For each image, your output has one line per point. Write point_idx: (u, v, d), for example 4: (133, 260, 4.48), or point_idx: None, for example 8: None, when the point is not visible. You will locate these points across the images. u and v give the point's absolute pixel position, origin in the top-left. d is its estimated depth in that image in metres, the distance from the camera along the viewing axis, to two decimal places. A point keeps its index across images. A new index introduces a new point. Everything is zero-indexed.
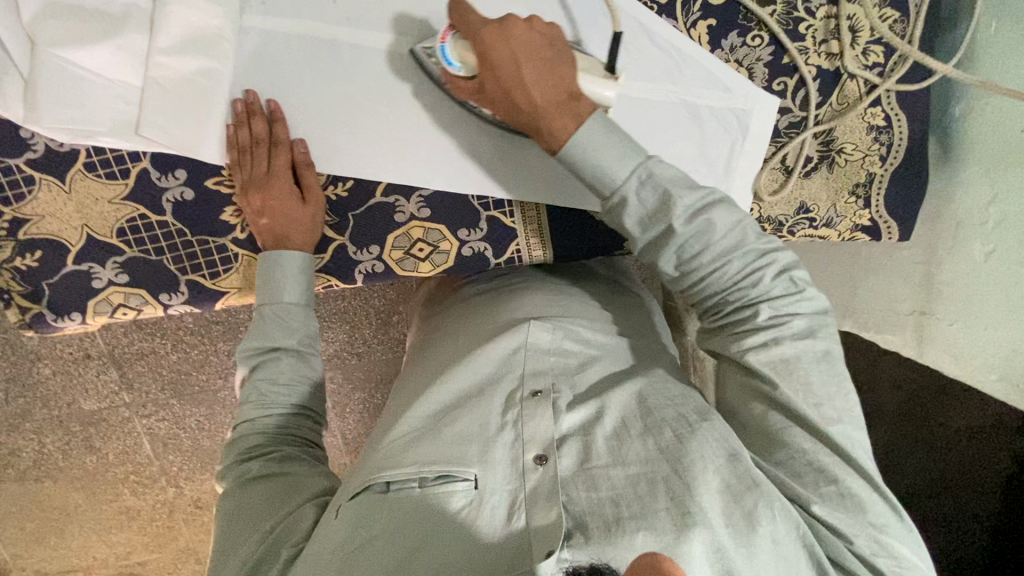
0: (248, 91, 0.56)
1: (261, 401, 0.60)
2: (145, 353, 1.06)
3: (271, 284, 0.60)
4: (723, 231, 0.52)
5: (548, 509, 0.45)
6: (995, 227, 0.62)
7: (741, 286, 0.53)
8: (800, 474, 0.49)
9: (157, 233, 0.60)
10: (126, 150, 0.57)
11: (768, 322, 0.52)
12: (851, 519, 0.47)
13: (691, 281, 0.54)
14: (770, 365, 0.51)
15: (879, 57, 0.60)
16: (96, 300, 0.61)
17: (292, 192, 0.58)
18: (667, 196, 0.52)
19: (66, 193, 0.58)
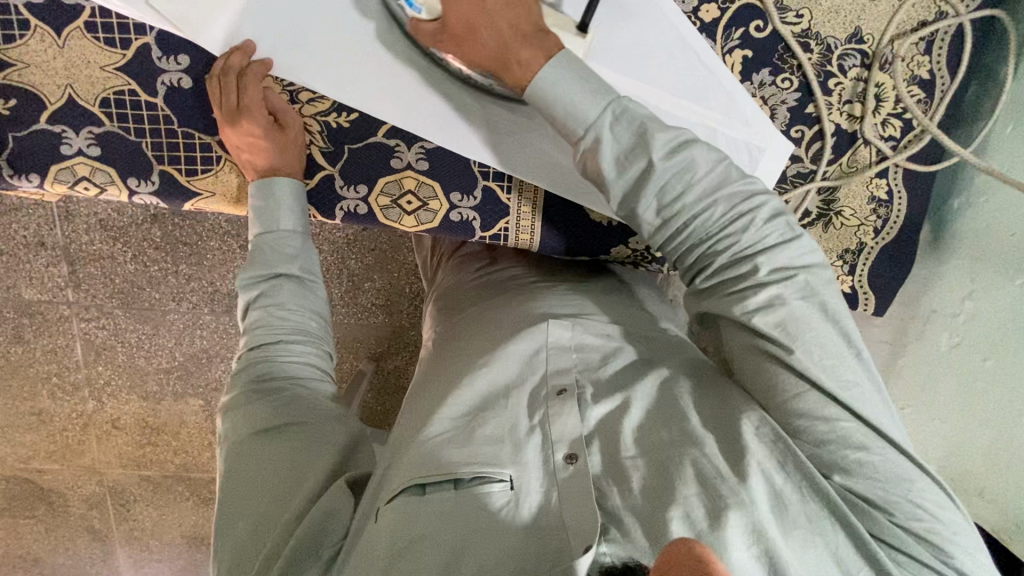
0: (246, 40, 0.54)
1: (267, 325, 0.60)
2: (102, 255, 1.01)
3: (268, 210, 0.60)
4: (704, 168, 0.48)
5: (585, 507, 0.43)
6: (966, 321, 0.64)
7: (729, 234, 0.48)
8: (818, 439, 0.44)
9: (141, 114, 0.58)
10: (132, 20, 0.54)
11: (768, 279, 0.47)
12: (873, 476, 0.43)
13: (673, 229, 0.49)
14: (778, 327, 0.45)
15: (896, 130, 0.61)
16: (59, 167, 0.58)
17: (267, 120, 0.56)
18: (643, 133, 0.48)
19: (59, 47, 0.55)
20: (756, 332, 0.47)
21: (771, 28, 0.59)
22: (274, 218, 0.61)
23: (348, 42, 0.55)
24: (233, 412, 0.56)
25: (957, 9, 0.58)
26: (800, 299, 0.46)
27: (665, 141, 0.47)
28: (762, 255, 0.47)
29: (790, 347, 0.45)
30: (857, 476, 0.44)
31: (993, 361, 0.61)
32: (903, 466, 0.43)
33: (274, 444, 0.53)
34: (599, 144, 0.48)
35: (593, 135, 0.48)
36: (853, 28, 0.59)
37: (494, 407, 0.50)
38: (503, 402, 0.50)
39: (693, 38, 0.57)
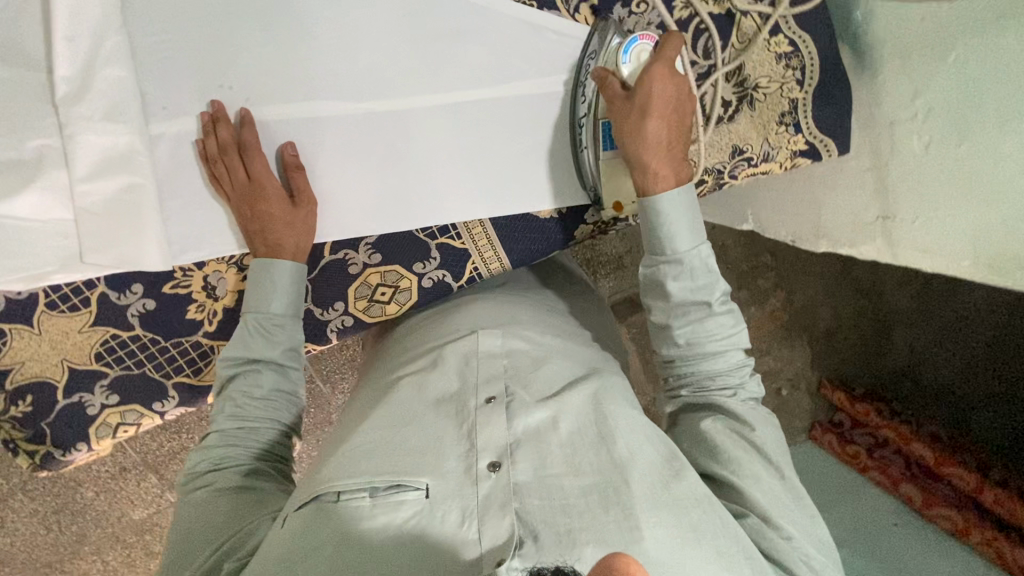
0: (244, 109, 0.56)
1: (237, 413, 0.58)
2: (176, 452, 1.09)
3: (260, 293, 0.58)
4: (734, 327, 0.59)
5: (502, 519, 0.43)
6: (925, 118, 0.61)
7: (726, 376, 0.58)
8: (772, 496, 0.51)
9: (132, 348, 0.62)
10: (79, 281, 0.59)
11: (741, 400, 0.57)
12: (804, 535, 0.51)
13: (692, 353, 0.59)
14: (748, 412, 0.56)
15: None
16: (96, 426, 0.64)
17: (280, 197, 0.57)
18: (713, 278, 0.59)
19: (38, 336, 0.60)
20: (736, 420, 0.55)
21: None
22: (264, 295, 0.58)
23: None
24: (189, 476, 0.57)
25: None
26: (766, 426, 0.56)
27: (722, 292, 0.59)
28: (736, 386, 0.58)
29: (757, 442, 0.54)
30: (790, 537, 0.50)
31: (967, 145, 0.58)
32: (807, 531, 0.51)
33: (218, 497, 0.54)
34: (672, 271, 0.58)
35: (677, 260, 0.58)
36: None
37: (422, 418, 0.51)
38: (429, 414, 0.52)
39: (540, 17, 0.60)
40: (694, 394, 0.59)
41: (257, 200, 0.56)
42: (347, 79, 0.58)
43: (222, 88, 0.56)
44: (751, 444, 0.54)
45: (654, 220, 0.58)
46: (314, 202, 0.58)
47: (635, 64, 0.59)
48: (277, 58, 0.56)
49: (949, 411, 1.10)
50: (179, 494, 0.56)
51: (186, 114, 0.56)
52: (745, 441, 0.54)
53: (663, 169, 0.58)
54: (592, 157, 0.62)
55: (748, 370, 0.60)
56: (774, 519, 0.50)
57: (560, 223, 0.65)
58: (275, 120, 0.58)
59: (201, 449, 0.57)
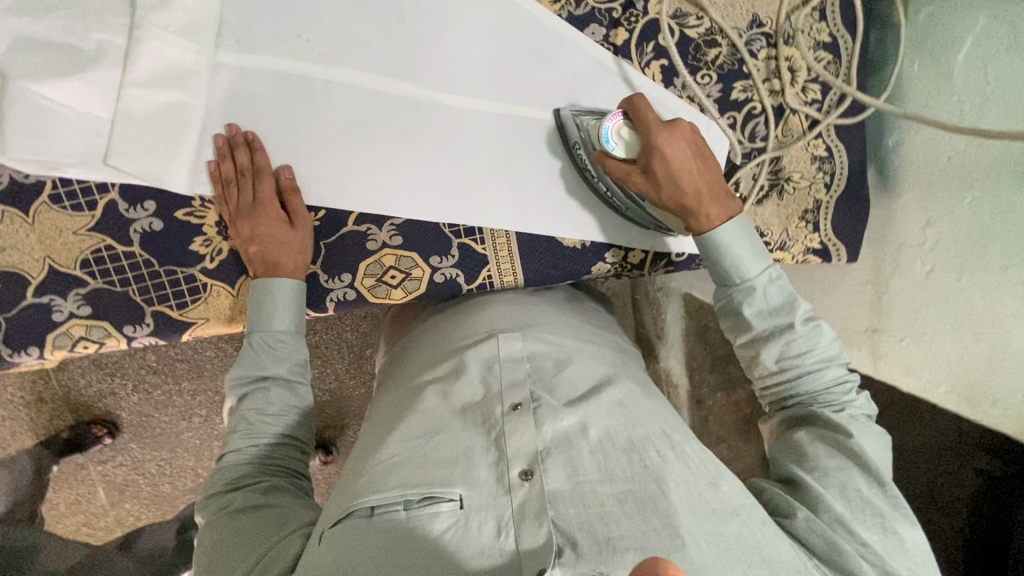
0: (231, 125, 0.56)
1: (248, 431, 0.57)
2: (102, 394, 1.05)
3: (261, 311, 0.58)
4: (827, 343, 0.59)
5: (538, 527, 0.45)
6: (932, 248, 0.65)
7: (830, 394, 0.59)
8: (846, 493, 0.52)
9: (122, 264, 0.60)
10: (93, 182, 0.56)
11: (849, 417, 0.57)
12: (880, 535, 0.50)
13: (786, 376, 0.60)
14: (849, 421, 0.56)
15: (817, 94, 0.65)
16: (56, 333, 0.60)
17: (279, 218, 0.57)
18: (793, 298, 0.59)
19: (29, 224, 0.57)
20: (833, 426, 0.56)
21: (678, 34, 0.63)
22: (269, 312, 0.58)
23: (300, 151, 0.59)
24: (206, 501, 0.54)
25: None
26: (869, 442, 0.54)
27: (805, 311, 0.60)
28: (846, 407, 0.58)
29: (851, 447, 0.54)
30: (868, 544, 0.49)
31: (967, 278, 0.63)
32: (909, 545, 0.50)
33: (238, 517, 0.51)
34: (752, 294, 0.59)
35: (748, 286, 0.59)
36: (750, 15, 0.64)
37: (447, 427, 0.52)
38: (455, 421, 0.52)
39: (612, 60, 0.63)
40: (794, 411, 0.60)
41: (258, 220, 0.57)
42: (417, 63, 0.60)
43: (300, 40, 0.57)
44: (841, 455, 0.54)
45: (718, 253, 0.59)
46: (308, 223, 0.59)
47: (623, 144, 0.59)
48: (358, 24, 0.58)
49: None
50: (201, 525, 0.53)
51: (259, 53, 0.56)
52: (837, 448, 0.54)
53: (709, 210, 0.59)
54: (605, 181, 0.63)
55: (853, 386, 0.59)
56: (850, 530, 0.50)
57: (583, 257, 0.67)
58: (345, 83, 0.58)
59: (218, 471, 0.56)
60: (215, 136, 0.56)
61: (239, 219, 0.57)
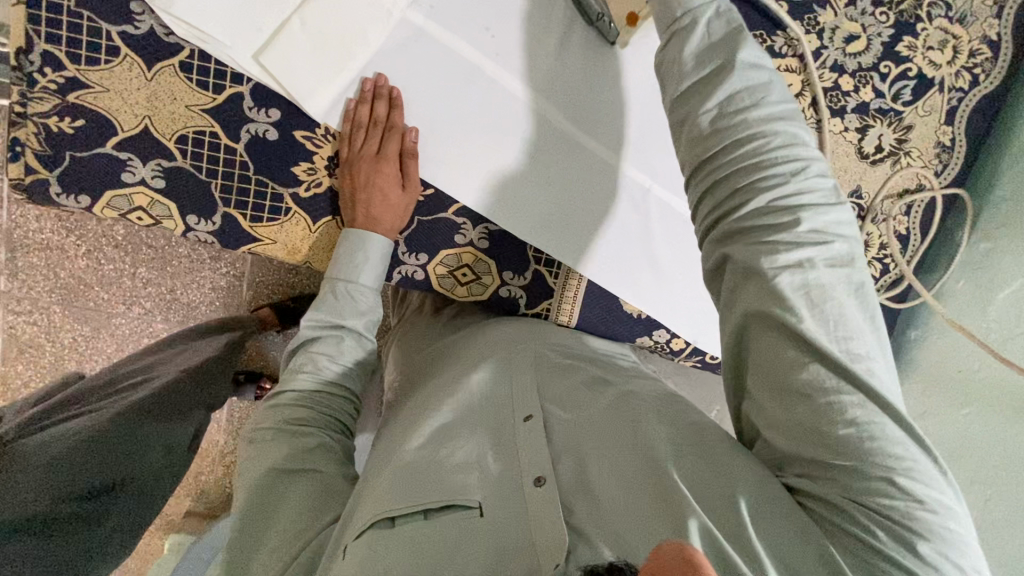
0: (379, 74, 0.56)
1: (316, 372, 0.59)
2: (49, 245, 0.94)
3: (353, 260, 0.60)
4: (777, 99, 0.48)
5: (552, 520, 0.42)
6: None
7: (767, 166, 0.45)
8: (807, 429, 0.42)
9: (217, 156, 0.57)
10: (231, 69, 0.54)
11: (809, 235, 0.44)
12: (892, 500, 0.39)
13: (726, 145, 0.47)
14: (803, 290, 0.43)
15: (876, 271, 0.72)
16: (116, 193, 0.57)
17: (395, 178, 0.57)
18: (738, 33, 0.48)
19: (145, 79, 0.54)
20: (775, 302, 0.43)
21: None
22: (359, 263, 0.60)
23: (438, 125, 0.59)
24: (256, 438, 0.55)
25: (932, 184, 0.69)
26: (830, 295, 0.43)
27: (752, 53, 0.48)
28: (792, 190, 0.45)
29: (804, 334, 0.42)
30: (858, 470, 0.40)
31: None
32: (921, 462, 0.40)
33: (287, 471, 0.51)
34: (692, 28, 0.49)
35: (692, 24, 0.49)
36: (856, 185, 0.68)
37: (460, 435, 0.51)
38: (465, 431, 0.51)
39: None
40: (730, 217, 0.47)
41: (376, 173, 0.56)
42: (569, 94, 0.61)
43: (483, 30, 0.57)
44: (805, 279, 0.43)
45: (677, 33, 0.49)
46: (417, 188, 0.59)
47: None
48: (537, 34, 0.59)
49: None
50: (244, 470, 0.53)
51: (442, 25, 0.56)
52: (795, 330, 0.42)
53: None
54: None
55: (817, 173, 0.46)
56: (827, 464, 0.41)
57: (633, 323, 0.71)
58: (505, 86, 0.59)
59: (275, 410, 0.57)
60: (365, 79, 0.55)
61: (356, 165, 0.57)
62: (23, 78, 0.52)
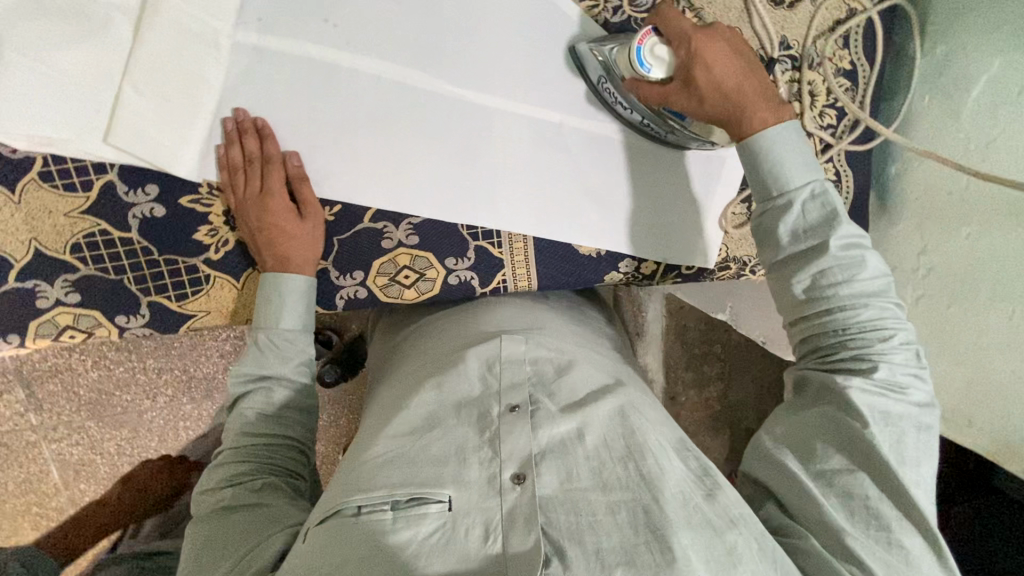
0: (237, 109, 0.53)
1: (249, 429, 0.58)
2: (59, 370, 1.00)
3: (270, 307, 0.58)
4: (870, 273, 0.55)
5: (526, 535, 0.45)
6: (924, 276, 0.69)
7: (864, 335, 0.55)
8: (857, 508, 0.51)
9: (118, 251, 0.55)
10: (89, 160, 0.52)
11: (881, 381, 0.54)
12: (885, 555, 0.49)
13: (816, 307, 0.56)
14: (870, 410, 0.52)
15: (832, 119, 0.67)
16: (40, 320, 0.55)
17: (290, 210, 0.55)
18: (834, 216, 0.55)
19: (14, 203, 0.52)
20: (849, 412, 0.53)
21: None
22: (277, 310, 0.58)
23: (322, 138, 0.55)
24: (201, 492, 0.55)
25: (862, 6, 0.64)
26: (906, 433, 0.52)
27: (846, 239, 0.55)
28: (882, 365, 0.54)
29: (864, 439, 0.51)
30: (894, 546, 0.50)
31: (954, 307, 0.66)
32: (930, 544, 0.50)
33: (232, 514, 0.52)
34: (791, 207, 0.56)
35: (787, 201, 0.56)
36: (782, 36, 0.63)
37: (442, 425, 0.53)
38: (452, 418, 0.54)
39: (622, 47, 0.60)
40: (819, 347, 0.57)
41: (268, 212, 0.54)
42: (442, 59, 0.57)
43: (330, 27, 0.54)
44: (886, 416, 0.52)
45: (767, 163, 0.56)
46: (318, 213, 0.56)
47: None
48: (391, 11, 0.55)
49: None
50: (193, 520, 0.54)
51: (282, 36, 0.53)
52: (849, 438, 0.52)
53: None
54: None
55: (904, 343, 0.55)
56: (852, 535, 0.50)
57: (597, 265, 0.67)
58: (382, 76, 0.56)
59: (212, 469, 0.56)
60: (225, 119, 0.52)
61: (246, 208, 0.55)
62: None
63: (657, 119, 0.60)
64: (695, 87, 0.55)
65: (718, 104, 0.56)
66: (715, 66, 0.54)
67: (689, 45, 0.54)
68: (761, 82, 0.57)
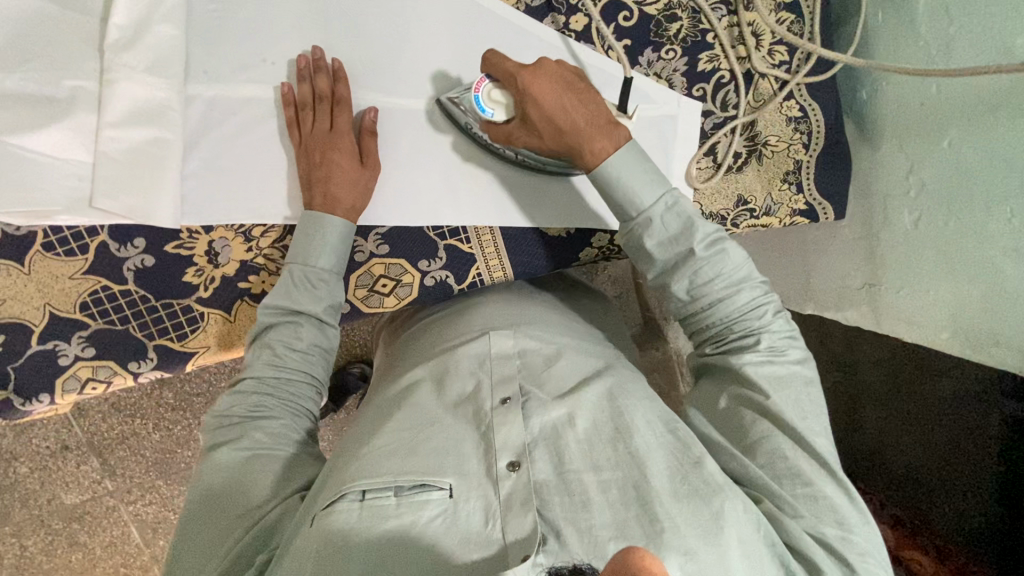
0: (315, 48, 0.58)
1: (273, 359, 0.59)
2: (125, 436, 1.09)
3: (308, 242, 0.58)
4: (735, 262, 0.58)
5: (523, 518, 0.46)
6: (917, 195, 0.65)
7: (743, 318, 0.58)
8: (773, 467, 0.52)
9: (119, 303, 0.61)
10: (81, 226, 0.58)
11: (767, 352, 0.56)
12: (807, 511, 0.50)
13: (700, 303, 0.58)
14: (767, 378, 0.55)
15: (784, 55, 0.66)
16: (64, 378, 0.61)
17: (353, 155, 0.58)
18: (691, 221, 0.58)
19: (25, 274, 0.58)
20: (749, 386, 0.55)
21: (638, 15, 0.64)
22: (313, 248, 0.57)
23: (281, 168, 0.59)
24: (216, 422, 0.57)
25: None
26: (796, 394, 0.54)
27: (707, 237, 0.57)
28: (760, 338, 0.57)
29: (771, 409, 0.53)
30: (814, 498, 0.51)
31: (954, 221, 0.62)
32: (847, 494, 0.51)
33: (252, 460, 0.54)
34: (650, 223, 0.58)
35: (646, 217, 0.58)
36: None
37: (440, 420, 0.54)
38: (448, 415, 0.54)
39: (532, 25, 0.62)
40: (716, 341, 0.60)
41: (333, 148, 0.58)
42: (379, 71, 0.60)
43: (267, 66, 0.58)
44: (773, 382, 0.55)
45: (613, 188, 0.57)
46: (378, 166, 0.60)
47: None
48: (322, 39, 0.59)
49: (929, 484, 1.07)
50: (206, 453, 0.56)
51: (227, 82, 0.58)
52: (759, 409, 0.54)
53: None
54: None
55: (773, 311, 0.58)
56: (780, 497, 0.51)
57: (569, 244, 0.67)
58: None
59: (234, 398, 0.58)
60: (302, 56, 0.57)
61: (309, 140, 0.58)
62: None
63: (527, 153, 0.61)
64: (531, 119, 0.57)
65: (544, 135, 0.57)
66: (541, 100, 0.56)
67: (517, 82, 0.56)
68: (589, 114, 0.57)
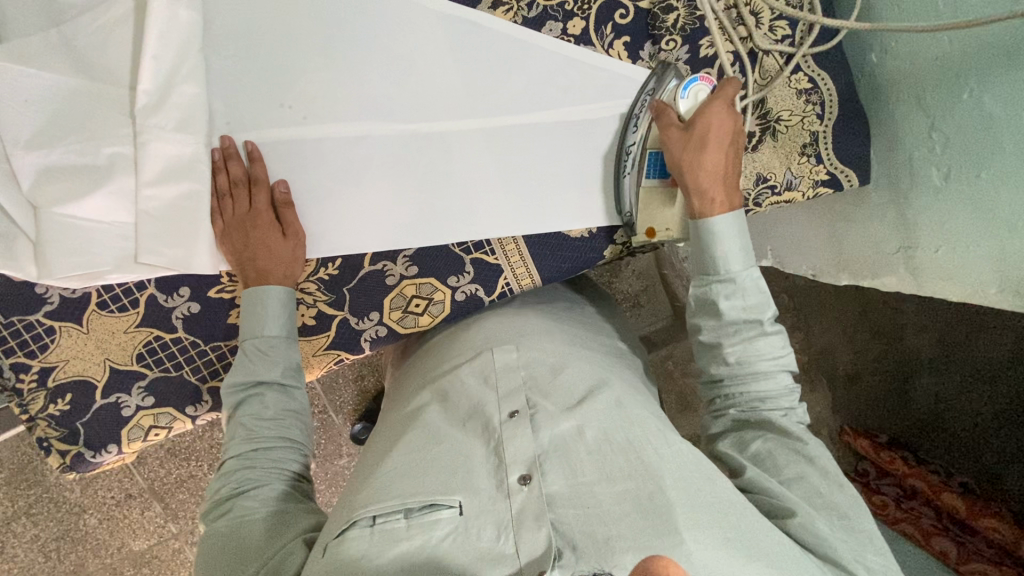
0: (222, 137, 0.59)
1: (248, 436, 0.58)
2: (183, 479, 1.13)
3: (252, 317, 0.59)
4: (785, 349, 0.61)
5: (537, 530, 0.47)
6: (944, 151, 0.63)
7: (780, 395, 0.60)
8: (813, 496, 0.55)
9: (173, 350, 0.64)
10: (131, 282, 0.61)
11: (797, 421, 0.60)
12: (846, 538, 0.53)
13: (745, 376, 0.60)
14: (801, 433, 0.58)
15: (786, 30, 0.66)
16: (129, 428, 0.64)
17: (274, 229, 0.59)
18: (767, 302, 0.61)
19: (84, 333, 0.62)
20: (787, 437, 0.58)
21: (633, 11, 0.65)
22: (260, 319, 0.59)
23: (308, 204, 0.62)
24: (209, 505, 0.57)
25: None
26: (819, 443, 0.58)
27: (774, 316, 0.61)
28: (784, 412, 0.60)
29: (809, 454, 0.57)
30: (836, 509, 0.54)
31: (986, 171, 0.60)
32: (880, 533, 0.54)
33: (244, 524, 0.54)
34: (731, 286, 0.60)
35: (730, 279, 0.60)
36: None
37: (449, 438, 0.55)
38: (457, 433, 0.55)
39: (529, 35, 0.63)
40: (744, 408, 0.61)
41: (254, 227, 0.59)
42: (391, 102, 0.62)
43: (284, 106, 0.61)
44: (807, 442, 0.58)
45: (709, 238, 0.60)
46: (302, 233, 0.60)
47: None
48: (333, 78, 0.61)
49: (993, 446, 1.03)
50: (203, 532, 0.55)
51: (250, 129, 0.61)
52: (795, 453, 0.57)
53: None
54: None
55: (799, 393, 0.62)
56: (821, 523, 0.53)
57: (592, 243, 0.67)
58: (344, 134, 0.62)
59: (218, 478, 0.57)
60: (211, 150, 0.59)
61: (232, 226, 0.60)
62: (14, 393, 0.61)
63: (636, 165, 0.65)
64: (693, 134, 0.60)
65: (683, 155, 0.60)
66: (716, 124, 0.60)
67: (723, 100, 0.61)
68: (734, 159, 0.61)
